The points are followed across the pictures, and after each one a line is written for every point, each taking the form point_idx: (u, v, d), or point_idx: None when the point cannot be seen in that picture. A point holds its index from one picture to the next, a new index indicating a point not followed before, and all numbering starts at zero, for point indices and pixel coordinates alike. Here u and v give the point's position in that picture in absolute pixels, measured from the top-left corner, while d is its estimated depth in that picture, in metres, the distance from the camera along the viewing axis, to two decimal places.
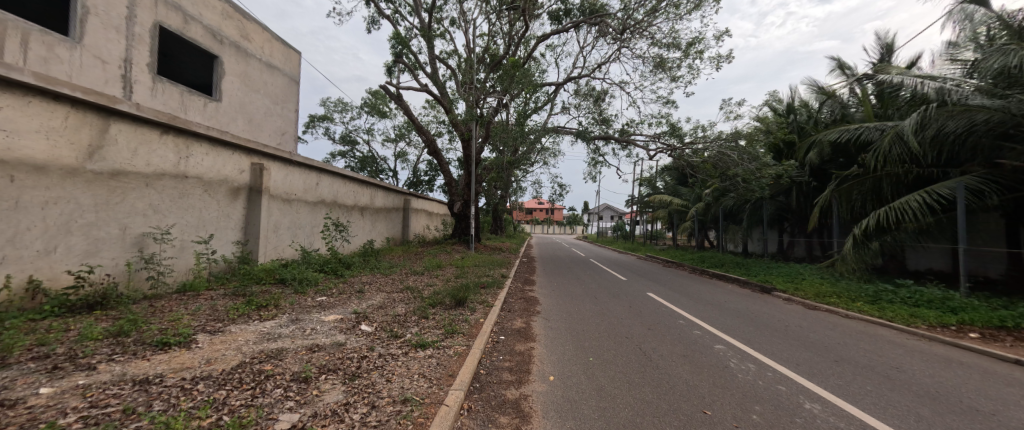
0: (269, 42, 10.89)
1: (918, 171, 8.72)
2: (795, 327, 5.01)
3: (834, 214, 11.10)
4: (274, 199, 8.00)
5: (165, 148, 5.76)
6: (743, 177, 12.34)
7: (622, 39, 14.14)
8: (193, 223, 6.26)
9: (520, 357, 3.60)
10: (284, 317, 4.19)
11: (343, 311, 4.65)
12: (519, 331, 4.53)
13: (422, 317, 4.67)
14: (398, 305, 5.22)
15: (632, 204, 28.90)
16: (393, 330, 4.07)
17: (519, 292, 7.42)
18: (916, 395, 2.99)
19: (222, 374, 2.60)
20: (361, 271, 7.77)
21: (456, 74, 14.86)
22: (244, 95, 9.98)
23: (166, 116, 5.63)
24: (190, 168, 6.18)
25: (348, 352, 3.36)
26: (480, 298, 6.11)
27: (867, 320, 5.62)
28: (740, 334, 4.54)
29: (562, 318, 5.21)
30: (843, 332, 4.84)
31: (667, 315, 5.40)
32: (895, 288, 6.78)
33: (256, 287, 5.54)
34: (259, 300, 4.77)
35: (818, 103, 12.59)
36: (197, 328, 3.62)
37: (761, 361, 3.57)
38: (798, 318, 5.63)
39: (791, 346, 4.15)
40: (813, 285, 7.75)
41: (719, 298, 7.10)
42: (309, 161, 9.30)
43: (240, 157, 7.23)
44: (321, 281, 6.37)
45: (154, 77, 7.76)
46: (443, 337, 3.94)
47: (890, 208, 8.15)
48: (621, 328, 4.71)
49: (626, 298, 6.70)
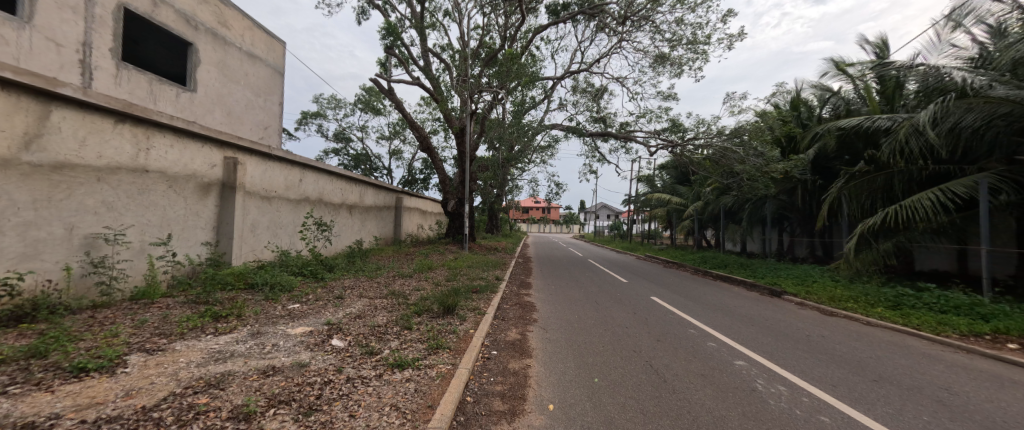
0: (249, 30, 10.28)
1: (934, 167, 8.31)
2: (817, 338, 4.55)
3: (842, 212, 10.67)
4: (251, 196, 7.43)
5: (121, 139, 5.19)
6: (748, 174, 11.86)
7: (621, 32, 13.64)
8: (155, 222, 5.69)
9: (514, 379, 3.09)
10: (243, 331, 3.64)
11: (316, 321, 4.13)
12: (513, 344, 4.03)
13: (405, 328, 4.15)
14: (379, 313, 4.70)
15: (630, 203, 28.52)
16: (369, 346, 3.54)
17: (515, 296, 6.88)
18: (984, 425, 2.52)
19: (137, 413, 2.06)
20: (344, 274, 7.22)
21: (449, 68, 14.34)
22: (222, 86, 9.39)
23: (120, 103, 5.05)
24: (152, 162, 5.60)
25: (311, 376, 2.82)
26: (472, 304, 5.61)
27: (891, 328, 5.17)
28: (758, 346, 4.08)
29: (561, 327, 4.75)
30: (870, 343, 4.38)
31: (677, 324, 4.91)
32: (915, 292, 6.35)
33: (221, 294, 4.98)
34: (220, 309, 4.23)
35: (819, 100, 12.32)
36: (132, 347, 3.07)
37: (791, 381, 3.10)
38: (818, 326, 5.15)
39: (820, 361, 3.68)
40: (826, 289, 7.29)
41: (727, 302, 6.65)
42: (292, 156, 8.72)
43: (212, 151, 6.66)
44: (297, 286, 5.82)
45: (118, 63, 7.14)
46: (426, 354, 3.42)
47: (903, 207, 7.69)
48: (628, 340, 4.21)
49: (629, 304, 6.20)
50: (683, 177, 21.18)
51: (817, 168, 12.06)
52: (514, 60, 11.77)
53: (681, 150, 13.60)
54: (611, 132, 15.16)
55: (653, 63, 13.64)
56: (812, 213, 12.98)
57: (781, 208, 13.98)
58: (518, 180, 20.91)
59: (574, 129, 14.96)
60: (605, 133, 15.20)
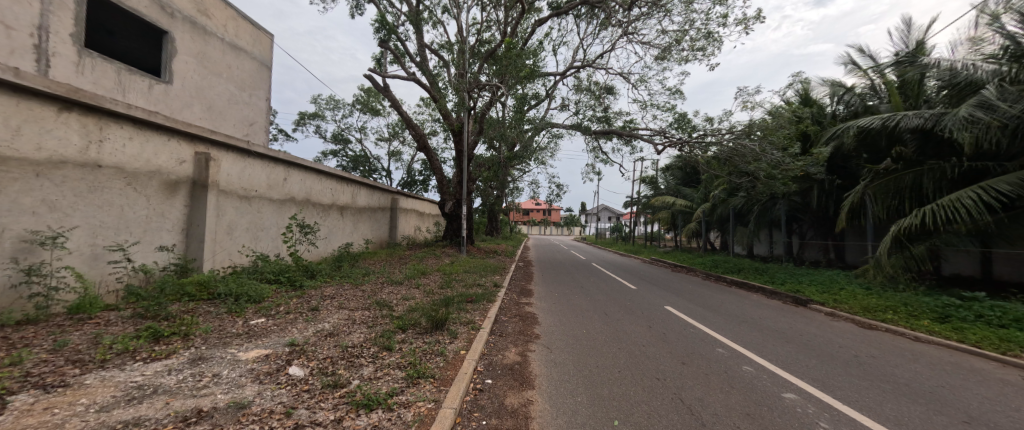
0: (233, 20, 9.70)
1: (968, 164, 7.66)
2: (866, 358, 3.90)
3: (865, 213, 9.94)
4: (226, 196, 6.81)
5: (67, 129, 4.57)
6: (764, 172, 11.13)
7: (626, 26, 12.98)
8: (109, 223, 5.05)
9: (512, 421, 2.45)
10: (183, 356, 3.00)
11: (277, 342, 3.46)
12: (511, 369, 3.38)
13: (383, 349, 3.51)
14: (357, 329, 4.04)
15: (632, 205, 27.81)
16: (334, 376, 2.88)
17: (513, 306, 6.22)
18: None
19: None
20: (327, 282, 6.58)
21: (447, 64, 13.72)
22: (202, 79, 8.78)
23: (63, 87, 4.43)
24: (105, 156, 4.96)
25: (246, 423, 2.15)
26: (464, 317, 4.95)
27: (946, 346, 4.46)
28: (803, 371, 3.44)
29: (567, 345, 4.10)
30: (931, 365, 3.75)
31: (701, 341, 4.27)
32: (962, 302, 5.67)
33: (176, 306, 4.32)
34: (164, 326, 3.57)
35: (830, 99, 11.70)
36: (23, 384, 2.39)
37: (862, 425, 2.45)
38: (863, 343, 4.48)
39: (885, 393, 3.04)
40: (857, 297, 6.62)
41: (749, 313, 6.01)
42: (274, 153, 8.09)
43: (180, 145, 6.04)
44: (269, 295, 5.17)
45: (81, 50, 6.54)
46: (403, 387, 2.77)
47: (939, 206, 7.02)
48: (647, 362, 3.58)
49: (643, 316, 5.56)
50: (688, 177, 20.75)
51: (833, 167, 11.37)
52: (514, 53, 11.14)
53: (689, 149, 12.92)
54: (614, 130, 14.50)
55: (661, 57, 12.99)
56: (829, 215, 12.30)
57: (793, 209, 13.31)
58: (518, 181, 20.30)
59: (575, 127, 14.42)
60: (609, 131, 14.55)
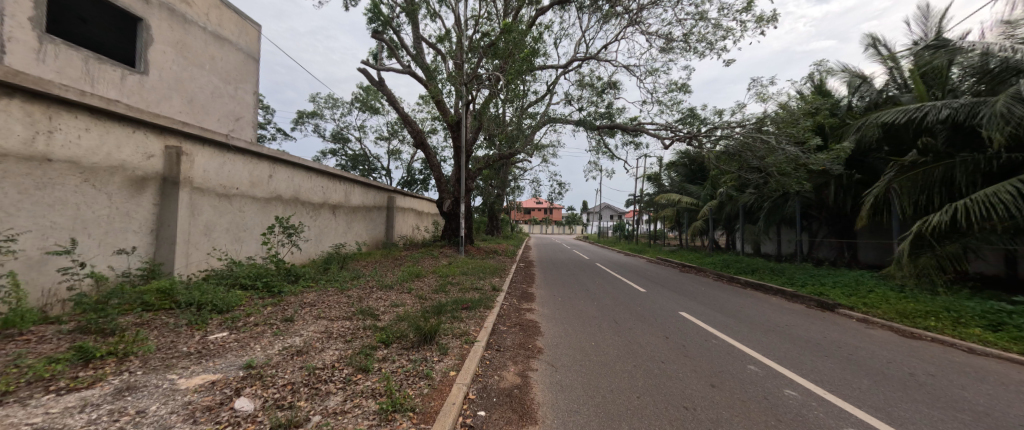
0: (217, 8, 9.16)
1: (1005, 157, 7.07)
2: (925, 377, 3.34)
3: (888, 210, 9.30)
4: (202, 194, 6.28)
5: (8, 117, 4.03)
6: (777, 168, 10.52)
7: (633, 15, 12.34)
8: (62, 224, 4.53)
9: None
10: (111, 385, 2.47)
11: (232, 364, 2.93)
12: (509, 396, 2.83)
13: (356, 372, 2.95)
14: (330, 346, 3.49)
15: (636, 203, 27.24)
16: (292, 410, 2.34)
17: (513, 314, 5.67)
18: None
19: None
20: (310, 287, 6.04)
21: (445, 57, 13.17)
22: (183, 71, 8.26)
23: (0, 69, 3.89)
24: (57, 149, 4.43)
25: None
26: (458, 327, 4.39)
27: (1007, 359, 3.90)
28: (857, 396, 2.89)
29: (575, 362, 3.55)
30: (1006, 387, 3.17)
31: (729, 356, 3.73)
32: (1013, 308, 5.09)
33: (127, 318, 3.79)
34: (99, 345, 3.03)
35: (847, 90, 11.02)
36: None
37: None
38: (915, 358, 3.88)
39: (968, 427, 2.47)
40: (890, 301, 6.06)
41: (773, 320, 5.44)
42: (257, 149, 7.54)
43: (148, 137, 5.50)
44: (240, 304, 4.63)
45: (43, 36, 6.02)
46: (373, 426, 2.20)
47: (975, 202, 6.43)
48: (669, 383, 3.05)
49: (656, 324, 5.02)
50: (694, 174, 20.08)
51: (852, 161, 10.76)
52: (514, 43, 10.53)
53: (698, 143, 12.33)
54: (619, 125, 13.89)
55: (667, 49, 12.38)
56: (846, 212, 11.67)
57: (806, 205, 12.70)
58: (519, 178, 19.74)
59: (577, 123, 13.81)
60: (613, 126, 13.96)
